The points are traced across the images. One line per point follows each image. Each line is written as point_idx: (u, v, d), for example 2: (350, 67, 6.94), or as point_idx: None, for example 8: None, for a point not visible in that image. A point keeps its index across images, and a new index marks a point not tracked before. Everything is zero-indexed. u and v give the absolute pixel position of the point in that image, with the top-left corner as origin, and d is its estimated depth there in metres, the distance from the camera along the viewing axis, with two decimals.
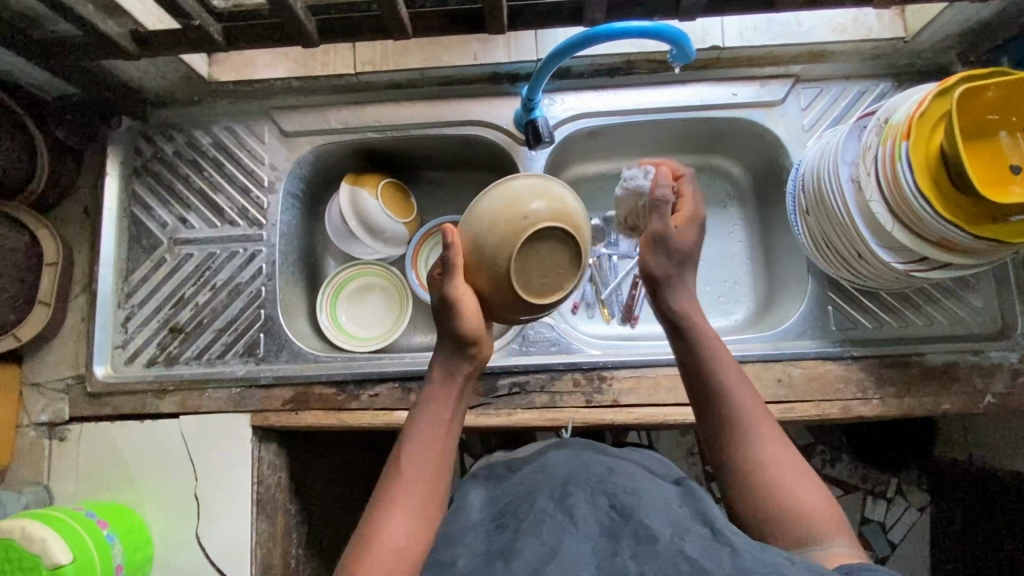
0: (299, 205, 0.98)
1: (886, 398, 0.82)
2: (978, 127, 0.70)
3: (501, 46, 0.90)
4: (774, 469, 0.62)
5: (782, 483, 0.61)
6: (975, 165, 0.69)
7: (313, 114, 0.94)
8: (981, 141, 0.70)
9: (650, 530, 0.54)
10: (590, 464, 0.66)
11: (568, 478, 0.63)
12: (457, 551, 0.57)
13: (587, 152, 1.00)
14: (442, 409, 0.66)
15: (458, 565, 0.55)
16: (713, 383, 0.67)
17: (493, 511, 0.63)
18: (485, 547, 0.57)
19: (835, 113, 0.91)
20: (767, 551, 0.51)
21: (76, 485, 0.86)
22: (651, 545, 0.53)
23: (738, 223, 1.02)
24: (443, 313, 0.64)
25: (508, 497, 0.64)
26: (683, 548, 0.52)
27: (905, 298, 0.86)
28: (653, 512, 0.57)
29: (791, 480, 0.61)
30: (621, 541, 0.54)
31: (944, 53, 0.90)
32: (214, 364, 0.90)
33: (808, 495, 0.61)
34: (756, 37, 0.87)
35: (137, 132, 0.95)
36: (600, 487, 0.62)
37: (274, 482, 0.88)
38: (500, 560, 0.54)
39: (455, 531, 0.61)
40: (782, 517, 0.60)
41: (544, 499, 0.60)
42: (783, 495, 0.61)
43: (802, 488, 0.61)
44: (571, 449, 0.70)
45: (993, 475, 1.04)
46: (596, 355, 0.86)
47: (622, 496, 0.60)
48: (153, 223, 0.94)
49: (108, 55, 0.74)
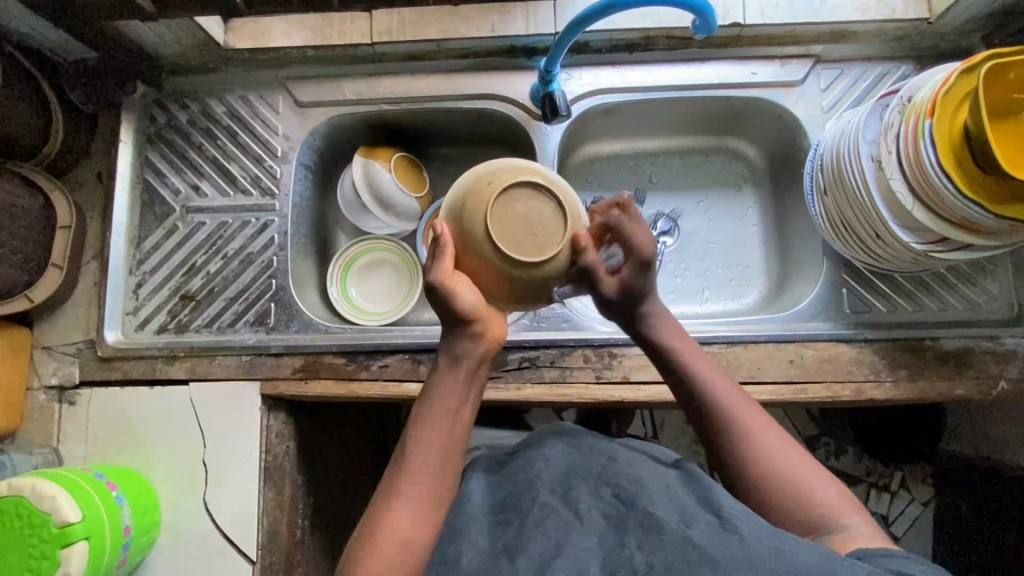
0: (311, 176, 0.97)
1: (898, 382, 0.82)
2: (1002, 107, 0.69)
3: (520, 18, 0.89)
4: (780, 456, 0.60)
5: (795, 475, 0.59)
6: (998, 145, 0.68)
7: (327, 84, 0.93)
8: (1005, 122, 0.69)
9: (656, 518, 0.54)
10: (591, 455, 0.65)
11: (569, 471, 0.63)
12: (461, 547, 0.56)
13: (602, 130, 0.99)
14: (450, 396, 0.61)
15: (462, 564, 0.54)
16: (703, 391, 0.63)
17: (495, 505, 0.62)
18: (489, 543, 0.56)
19: (856, 95, 0.90)
20: (777, 538, 0.50)
21: (86, 448, 0.86)
22: (659, 534, 0.52)
23: (753, 206, 1.02)
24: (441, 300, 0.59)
25: (509, 487, 0.64)
26: (690, 536, 0.51)
27: (921, 283, 0.85)
28: (657, 500, 0.56)
29: (803, 477, 0.59)
30: (628, 532, 0.54)
31: (967, 36, 0.89)
32: (224, 332, 0.90)
33: (818, 480, 0.59)
34: (777, 16, 0.86)
35: (152, 99, 0.95)
36: (602, 478, 0.61)
37: (282, 452, 0.88)
38: (504, 557, 0.53)
39: (460, 521, 0.60)
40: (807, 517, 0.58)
41: (547, 493, 0.60)
42: (803, 494, 0.59)
43: (815, 480, 0.59)
44: (572, 434, 0.70)
45: (1002, 466, 1.04)
46: (606, 332, 0.86)
47: (625, 485, 0.59)
48: (165, 190, 0.94)
49: (126, 14, 0.74)
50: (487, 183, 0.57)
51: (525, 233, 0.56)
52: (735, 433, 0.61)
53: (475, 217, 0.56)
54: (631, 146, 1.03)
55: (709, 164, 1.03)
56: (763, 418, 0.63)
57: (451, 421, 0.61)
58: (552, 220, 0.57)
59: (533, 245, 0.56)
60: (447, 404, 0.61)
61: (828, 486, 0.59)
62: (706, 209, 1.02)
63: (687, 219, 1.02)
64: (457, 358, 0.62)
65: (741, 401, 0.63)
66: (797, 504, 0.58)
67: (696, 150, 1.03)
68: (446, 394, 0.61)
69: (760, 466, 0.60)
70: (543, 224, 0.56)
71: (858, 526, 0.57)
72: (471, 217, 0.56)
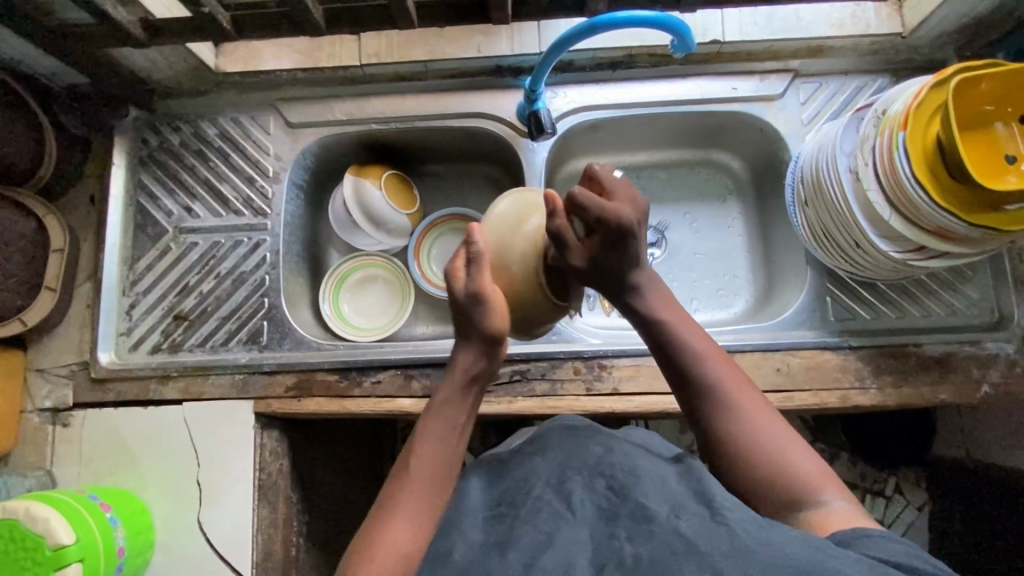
0: (303, 195, 0.99)
1: (883, 388, 0.83)
2: (975, 118, 0.71)
3: (505, 39, 0.91)
4: (759, 430, 0.62)
5: (775, 451, 0.60)
6: (971, 156, 0.70)
7: (318, 105, 0.95)
8: (977, 133, 0.71)
9: (645, 510, 0.55)
10: (589, 447, 0.67)
11: (565, 463, 0.65)
12: (454, 540, 0.59)
13: (588, 145, 1.01)
14: (452, 413, 0.66)
15: (455, 556, 0.56)
16: (693, 367, 0.66)
17: (493, 499, 0.65)
18: (482, 537, 0.59)
19: (834, 108, 0.92)
20: (768, 529, 0.49)
21: (79, 470, 0.86)
22: (647, 526, 0.52)
23: (738, 217, 1.04)
24: (470, 313, 0.65)
25: (507, 482, 0.67)
26: (678, 527, 0.51)
27: (902, 290, 0.87)
28: (647, 492, 0.58)
29: (784, 447, 0.61)
30: (618, 522, 0.55)
31: (941, 49, 0.91)
32: (217, 351, 0.90)
33: (801, 456, 0.60)
34: (755, 32, 0.89)
35: (144, 123, 0.96)
36: (597, 471, 0.63)
37: (275, 469, 0.88)
38: (495, 550, 0.55)
39: (455, 520, 0.63)
40: (784, 489, 0.59)
41: (542, 487, 0.62)
42: (780, 459, 0.60)
43: (797, 454, 0.60)
44: (573, 425, 0.73)
45: (991, 469, 1.05)
46: (596, 344, 0.87)
47: (618, 477, 0.61)
48: (158, 212, 0.95)
49: (120, 42, 0.75)
50: (498, 216, 0.68)
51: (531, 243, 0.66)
52: (714, 401, 0.64)
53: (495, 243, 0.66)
54: (617, 161, 1.05)
55: (694, 177, 1.05)
56: (751, 393, 0.65)
57: (458, 435, 0.66)
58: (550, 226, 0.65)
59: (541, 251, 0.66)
60: (454, 419, 0.66)
61: (810, 463, 0.60)
62: (692, 220, 1.04)
63: (674, 230, 1.03)
64: (470, 379, 0.67)
65: (730, 375, 0.65)
66: (773, 470, 0.60)
67: (681, 162, 1.05)
68: (451, 409, 0.66)
69: (740, 438, 0.62)
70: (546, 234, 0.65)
71: (836, 501, 0.57)
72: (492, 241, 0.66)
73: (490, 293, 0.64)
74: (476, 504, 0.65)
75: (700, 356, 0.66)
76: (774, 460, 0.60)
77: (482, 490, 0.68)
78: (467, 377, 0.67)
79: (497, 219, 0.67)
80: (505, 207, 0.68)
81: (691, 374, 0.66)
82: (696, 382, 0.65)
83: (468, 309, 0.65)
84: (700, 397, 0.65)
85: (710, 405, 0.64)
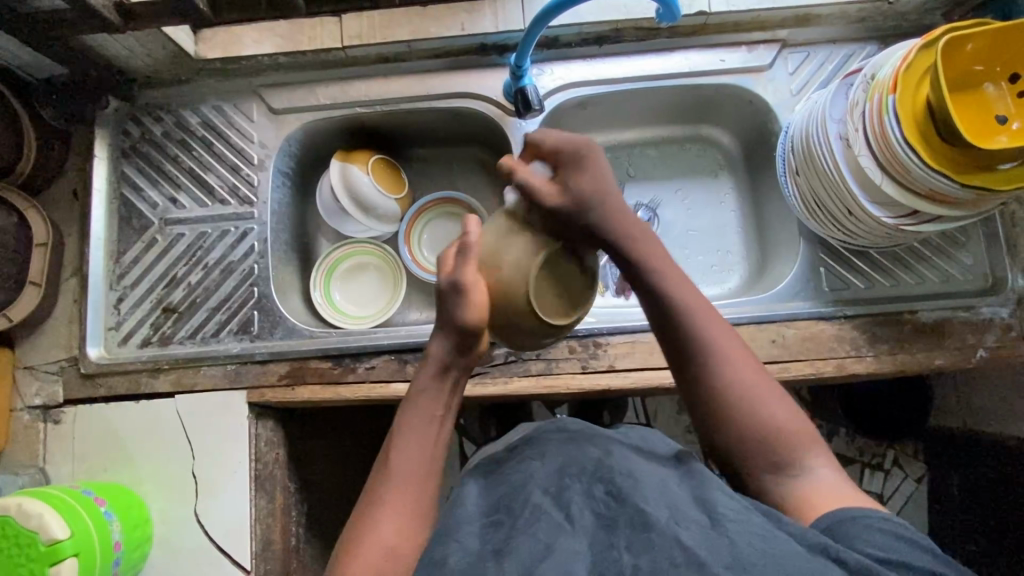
0: (289, 183, 0.97)
1: (879, 356, 0.83)
2: (964, 79, 0.71)
3: (489, 16, 0.90)
4: (758, 400, 0.61)
5: (757, 406, 0.61)
6: (960, 117, 0.69)
7: (301, 90, 0.94)
8: (967, 94, 0.71)
9: (646, 516, 0.55)
10: (585, 449, 0.65)
11: (563, 467, 0.63)
12: (449, 548, 0.57)
13: (576, 124, 1.00)
14: (428, 406, 0.65)
15: (449, 565, 0.55)
16: (684, 324, 0.64)
17: (488, 506, 0.62)
18: (479, 544, 0.57)
19: (823, 77, 0.91)
20: (766, 538, 0.51)
21: (73, 467, 0.85)
22: (647, 534, 0.53)
23: (729, 192, 1.03)
24: (449, 297, 0.62)
25: (502, 488, 0.64)
26: (679, 536, 0.52)
27: (895, 257, 0.87)
28: (649, 496, 0.57)
29: (763, 400, 0.61)
30: (618, 531, 0.55)
31: (928, 15, 0.90)
32: (208, 342, 0.89)
33: (779, 407, 0.61)
34: (742, 2, 0.88)
35: (126, 114, 0.95)
36: (596, 475, 0.61)
37: (272, 459, 0.88)
38: (492, 558, 0.54)
39: (454, 523, 0.60)
40: (765, 444, 0.60)
41: (539, 494, 0.60)
42: (761, 411, 0.61)
43: (777, 406, 0.61)
44: (569, 429, 0.70)
45: (987, 437, 1.05)
46: (591, 323, 0.86)
47: (619, 482, 0.59)
48: (143, 204, 0.93)
49: (95, 30, 0.74)
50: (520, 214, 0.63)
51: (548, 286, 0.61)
52: (699, 350, 0.63)
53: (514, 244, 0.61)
54: (606, 139, 1.04)
55: (685, 153, 1.04)
56: (735, 343, 0.64)
57: (436, 425, 0.64)
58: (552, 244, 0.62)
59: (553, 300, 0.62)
60: (428, 412, 0.64)
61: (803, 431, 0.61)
62: (684, 197, 1.03)
63: (666, 208, 1.03)
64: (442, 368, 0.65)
65: (715, 327, 0.64)
66: (753, 424, 0.60)
67: (671, 139, 1.04)
68: (426, 403, 0.65)
69: (726, 391, 0.62)
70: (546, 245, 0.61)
71: (817, 464, 0.59)
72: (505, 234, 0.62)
73: (471, 286, 0.61)
74: (472, 509, 0.62)
75: (690, 312, 0.64)
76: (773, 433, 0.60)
77: (485, 476, 0.67)
78: (441, 365, 0.64)
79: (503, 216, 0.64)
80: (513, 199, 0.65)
81: (680, 324, 0.64)
82: (682, 334, 0.64)
83: (449, 299, 0.62)
84: (688, 345, 0.64)
85: (693, 356, 0.64)
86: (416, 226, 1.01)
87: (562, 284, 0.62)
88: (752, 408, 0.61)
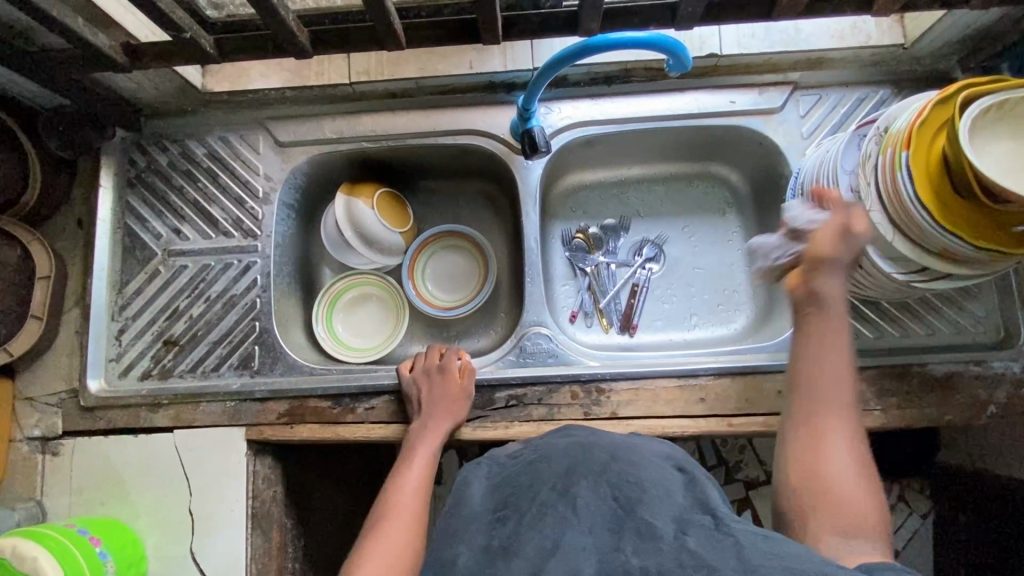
0: (294, 215, 0.97)
1: (887, 409, 0.82)
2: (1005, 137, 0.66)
3: (497, 55, 0.89)
4: (834, 470, 0.59)
5: (833, 471, 0.59)
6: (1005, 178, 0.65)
7: (308, 123, 0.93)
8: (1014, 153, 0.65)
9: (652, 524, 0.53)
10: (591, 454, 0.65)
11: (570, 468, 0.63)
12: (459, 549, 0.58)
13: (584, 160, 1.00)
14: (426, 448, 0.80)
15: (459, 563, 0.55)
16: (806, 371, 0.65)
17: (493, 502, 0.63)
18: (484, 543, 0.57)
19: (835, 121, 0.90)
20: (771, 541, 0.49)
21: (70, 500, 0.85)
22: (653, 541, 0.51)
23: (738, 230, 1.02)
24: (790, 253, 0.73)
25: (510, 487, 0.64)
26: (685, 543, 0.50)
27: (906, 308, 0.85)
28: (656, 509, 0.56)
29: (841, 470, 0.59)
30: (624, 536, 0.53)
31: (943, 60, 0.88)
32: (208, 377, 0.89)
33: (854, 488, 0.58)
34: (754, 45, 0.87)
35: (132, 143, 0.94)
36: (603, 478, 0.60)
37: (270, 497, 0.88)
38: (500, 558, 0.54)
39: (464, 522, 0.62)
40: (822, 513, 0.57)
41: (547, 492, 0.60)
42: (830, 480, 0.58)
43: (852, 488, 0.58)
44: (573, 436, 0.72)
45: (995, 481, 1.03)
46: (594, 367, 0.85)
47: (625, 488, 0.58)
48: (147, 235, 0.93)
49: (97, 67, 0.73)
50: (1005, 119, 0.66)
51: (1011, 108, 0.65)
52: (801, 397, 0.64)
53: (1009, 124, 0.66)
54: (613, 175, 1.03)
55: (692, 190, 1.03)
56: (846, 414, 0.62)
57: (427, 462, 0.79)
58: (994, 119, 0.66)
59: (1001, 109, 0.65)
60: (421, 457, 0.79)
61: (859, 475, 0.58)
62: (691, 234, 1.02)
63: (673, 245, 1.02)
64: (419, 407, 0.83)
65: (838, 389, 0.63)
66: (823, 485, 0.58)
67: (679, 176, 1.03)
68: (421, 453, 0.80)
69: (808, 444, 0.61)
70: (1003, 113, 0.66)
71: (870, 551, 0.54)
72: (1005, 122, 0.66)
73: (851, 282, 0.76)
74: (478, 509, 0.63)
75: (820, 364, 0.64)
76: (823, 464, 0.59)
77: (494, 478, 0.69)
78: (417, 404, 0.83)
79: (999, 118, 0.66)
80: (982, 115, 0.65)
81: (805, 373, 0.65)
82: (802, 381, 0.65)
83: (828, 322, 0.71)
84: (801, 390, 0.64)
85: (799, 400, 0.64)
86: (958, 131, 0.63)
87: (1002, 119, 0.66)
88: (816, 436, 0.61)
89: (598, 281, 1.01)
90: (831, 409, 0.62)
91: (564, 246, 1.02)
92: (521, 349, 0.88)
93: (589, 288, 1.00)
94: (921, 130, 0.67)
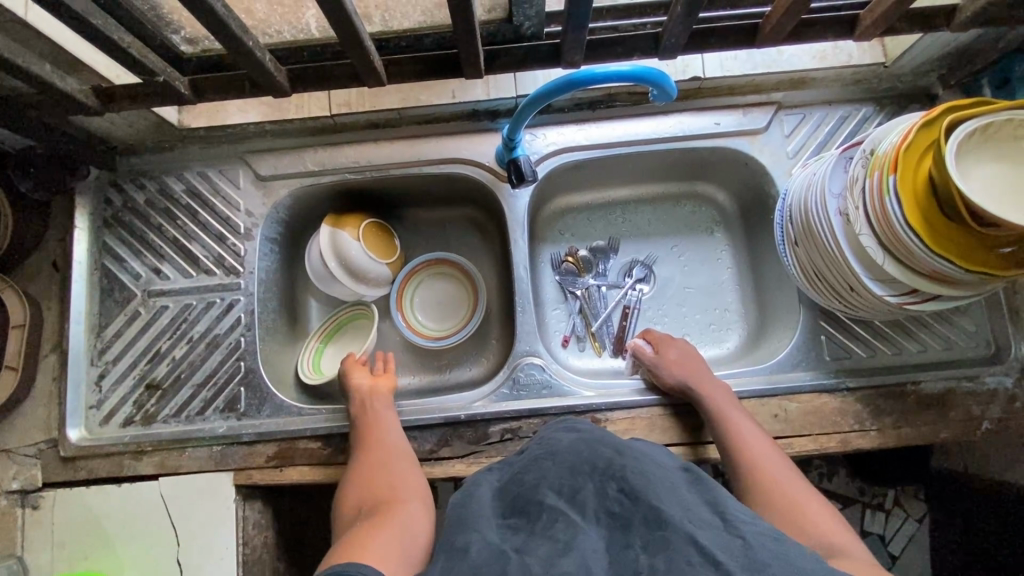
0: (277, 249, 0.95)
1: (883, 429, 0.82)
2: (991, 158, 0.65)
3: (480, 84, 0.88)
4: (791, 494, 0.68)
5: (793, 495, 0.68)
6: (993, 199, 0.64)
7: (290, 156, 0.92)
8: (996, 175, 0.65)
9: (660, 514, 0.53)
10: (597, 448, 0.62)
11: (575, 467, 0.60)
12: (471, 537, 0.53)
13: (571, 184, 0.99)
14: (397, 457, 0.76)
15: (471, 553, 0.51)
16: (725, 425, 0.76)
17: (504, 506, 0.59)
18: (499, 540, 0.53)
19: (819, 139, 0.90)
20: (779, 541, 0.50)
21: (51, 556, 0.82)
22: (662, 532, 0.51)
23: (726, 249, 1.01)
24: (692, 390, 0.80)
25: (516, 488, 0.60)
26: (694, 535, 0.50)
27: (898, 325, 0.85)
28: (664, 495, 0.55)
29: (798, 491, 0.69)
30: (633, 531, 0.53)
31: (923, 76, 0.88)
32: (193, 421, 0.86)
33: (813, 504, 0.67)
34: (736, 67, 0.86)
35: (107, 181, 0.92)
36: (608, 472, 0.58)
37: (260, 542, 0.85)
38: (513, 553, 0.51)
39: (470, 516, 0.57)
40: (804, 534, 0.64)
41: (553, 496, 0.57)
42: (794, 503, 0.68)
43: (812, 505, 0.67)
44: (579, 430, 0.68)
45: (1000, 494, 1.02)
46: (589, 397, 0.84)
47: (631, 479, 0.56)
48: (125, 275, 0.90)
49: (68, 112, 0.71)
50: (992, 140, 0.66)
51: (1008, 133, 0.65)
52: (733, 451, 0.74)
53: (993, 147, 0.66)
54: (600, 197, 1.03)
55: (679, 210, 1.03)
56: (771, 449, 0.74)
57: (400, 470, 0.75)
58: (980, 143, 0.66)
59: (992, 132, 0.65)
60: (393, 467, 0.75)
61: (819, 508, 0.67)
62: (680, 254, 1.02)
63: (662, 265, 1.01)
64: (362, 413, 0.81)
65: (751, 433, 0.75)
66: (789, 509, 0.67)
67: (665, 196, 1.03)
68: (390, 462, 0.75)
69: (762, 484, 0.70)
70: (994, 137, 0.66)
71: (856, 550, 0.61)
72: (990, 146, 0.66)
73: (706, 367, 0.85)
74: (486, 508, 0.59)
75: (733, 417, 0.76)
76: (783, 496, 0.69)
77: (500, 479, 0.65)
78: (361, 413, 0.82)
79: (987, 139, 0.66)
80: (967, 138, 0.65)
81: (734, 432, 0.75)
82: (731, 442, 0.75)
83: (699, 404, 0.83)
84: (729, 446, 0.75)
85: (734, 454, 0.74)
86: (943, 156, 0.62)
87: (990, 141, 0.66)
88: (764, 478, 0.71)
89: (589, 304, 0.99)
90: (760, 448, 0.73)
91: (554, 270, 1.01)
92: (514, 381, 0.86)
93: (580, 312, 0.99)
94: (906, 156, 0.67)
